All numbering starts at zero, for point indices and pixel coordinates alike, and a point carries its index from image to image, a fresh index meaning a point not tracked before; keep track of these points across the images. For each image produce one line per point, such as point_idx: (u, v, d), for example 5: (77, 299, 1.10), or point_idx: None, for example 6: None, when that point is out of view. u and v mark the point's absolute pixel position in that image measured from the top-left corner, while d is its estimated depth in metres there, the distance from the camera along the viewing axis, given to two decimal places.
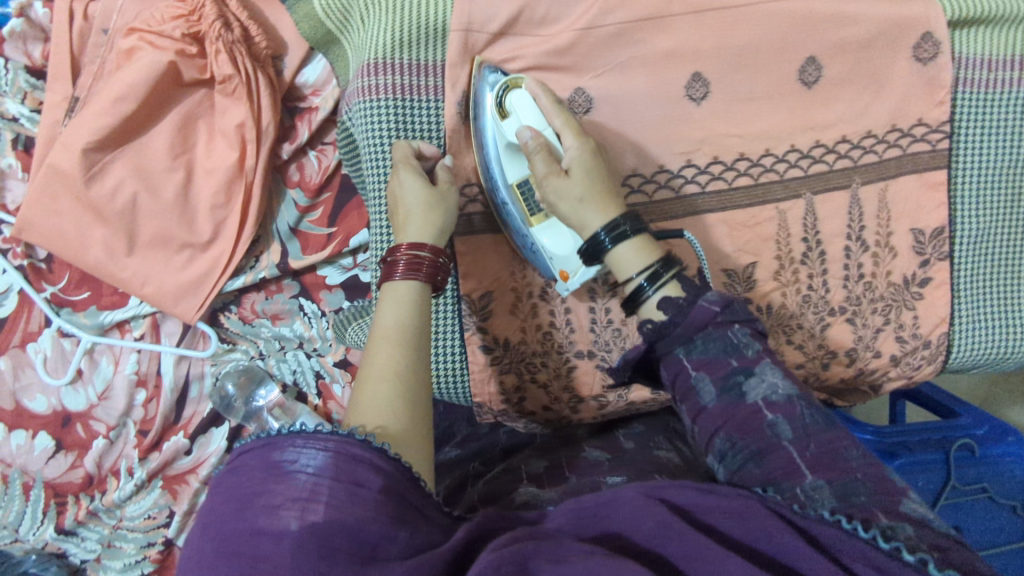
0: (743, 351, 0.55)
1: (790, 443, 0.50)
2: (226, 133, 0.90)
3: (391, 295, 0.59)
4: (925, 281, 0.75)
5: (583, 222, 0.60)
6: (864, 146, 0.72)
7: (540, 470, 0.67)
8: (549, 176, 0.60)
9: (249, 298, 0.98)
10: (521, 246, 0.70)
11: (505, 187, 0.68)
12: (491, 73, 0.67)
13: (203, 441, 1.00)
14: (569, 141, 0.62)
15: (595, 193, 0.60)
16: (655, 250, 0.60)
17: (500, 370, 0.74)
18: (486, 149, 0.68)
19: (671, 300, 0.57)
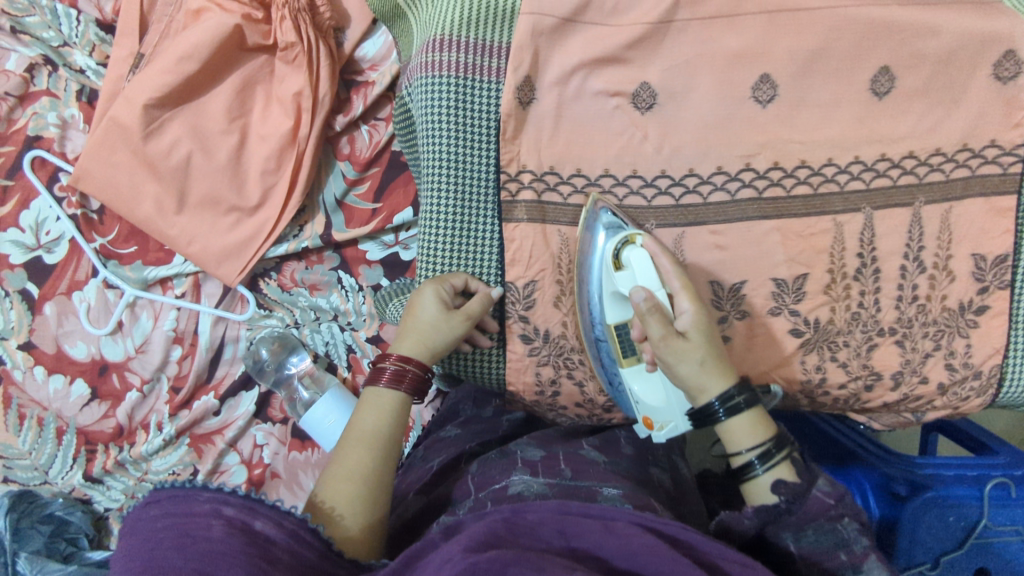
0: (853, 545, 0.57)
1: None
2: (283, 100, 0.91)
3: (375, 401, 0.68)
4: (982, 310, 0.72)
5: (701, 386, 0.61)
6: (932, 164, 0.70)
7: (538, 458, 0.70)
8: (664, 341, 0.61)
9: (289, 266, 0.99)
10: (608, 380, 0.72)
11: (602, 325, 0.69)
12: (606, 214, 0.69)
13: (233, 403, 1.01)
14: (683, 305, 0.62)
15: (710, 362, 0.61)
16: (773, 427, 0.61)
17: (538, 360, 0.74)
18: (589, 287, 0.69)
19: (788, 485, 0.57)
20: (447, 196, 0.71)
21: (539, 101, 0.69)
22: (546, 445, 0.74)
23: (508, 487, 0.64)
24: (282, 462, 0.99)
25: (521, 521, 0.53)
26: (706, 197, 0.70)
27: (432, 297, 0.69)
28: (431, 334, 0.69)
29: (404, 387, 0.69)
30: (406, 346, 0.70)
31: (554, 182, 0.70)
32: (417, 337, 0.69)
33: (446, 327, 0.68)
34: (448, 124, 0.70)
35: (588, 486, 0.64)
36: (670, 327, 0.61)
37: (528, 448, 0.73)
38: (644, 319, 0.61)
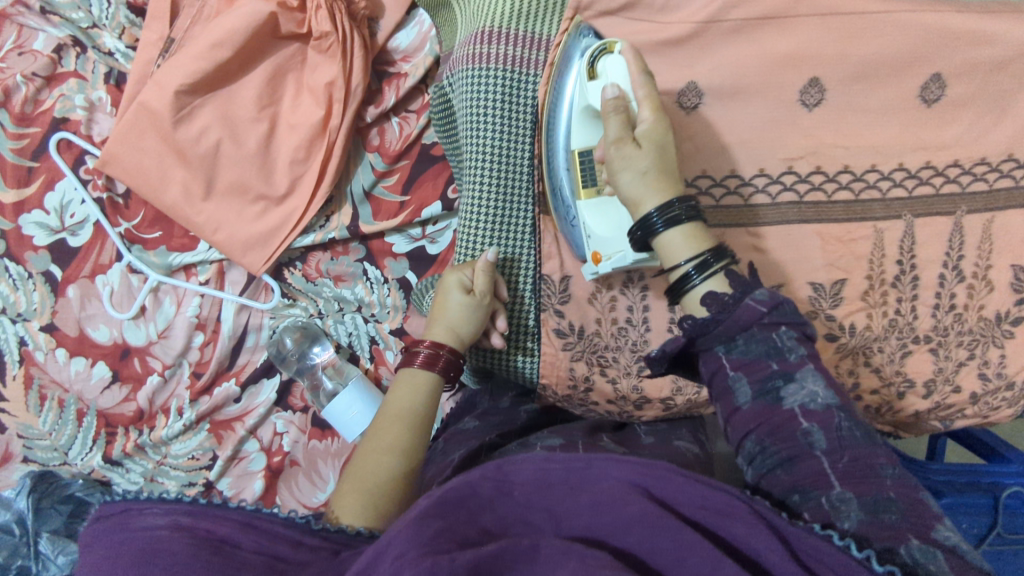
0: (787, 354, 0.54)
1: (824, 454, 0.50)
2: (315, 89, 0.90)
3: (408, 380, 0.69)
4: (1019, 320, 0.72)
5: (638, 201, 0.59)
6: (976, 173, 0.69)
7: (557, 445, 0.69)
8: (619, 143, 0.59)
9: (315, 256, 0.98)
10: (560, 215, 0.70)
11: (567, 152, 0.67)
12: (586, 36, 0.67)
13: (254, 390, 1.01)
14: (646, 113, 0.60)
15: (659, 171, 0.59)
16: (707, 239, 0.59)
17: (571, 356, 0.73)
18: (556, 115, 0.67)
19: (716, 296, 0.56)
20: (487, 188, 0.71)
21: None
22: (563, 433, 0.73)
23: None
24: (301, 450, 0.99)
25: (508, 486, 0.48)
26: (746, 200, 0.70)
27: (454, 279, 0.70)
28: (455, 321, 0.70)
29: (439, 370, 0.70)
30: (437, 334, 0.71)
31: None
32: (443, 323, 0.71)
33: (468, 310, 0.69)
34: (491, 118, 0.69)
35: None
36: (630, 133, 0.59)
37: (546, 437, 0.72)
38: (607, 124, 0.60)
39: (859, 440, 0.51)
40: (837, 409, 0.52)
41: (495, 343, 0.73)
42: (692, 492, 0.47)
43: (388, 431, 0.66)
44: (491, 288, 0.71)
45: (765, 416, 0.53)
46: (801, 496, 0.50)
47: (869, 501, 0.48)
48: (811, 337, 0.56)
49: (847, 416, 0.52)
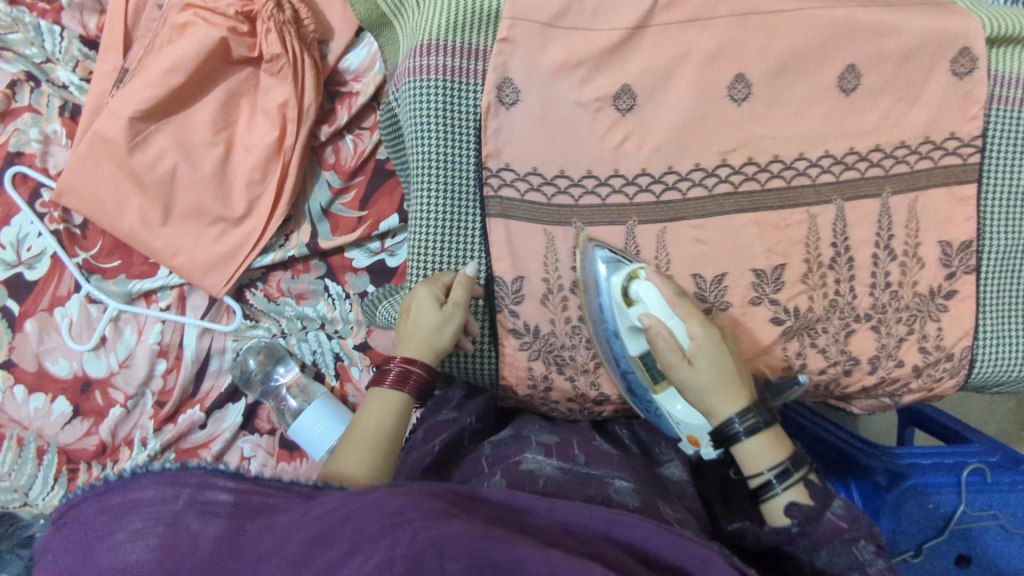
0: (868, 567, 0.56)
1: None
2: (268, 111, 0.92)
3: (378, 399, 0.66)
4: (951, 294, 0.75)
5: (711, 409, 0.64)
6: (897, 156, 0.73)
7: (552, 443, 0.71)
8: (675, 369, 0.64)
9: (275, 276, 0.99)
10: (644, 409, 0.72)
11: (626, 357, 0.69)
12: (603, 252, 0.70)
13: (219, 416, 1.00)
14: (695, 329, 0.64)
15: (718, 385, 0.63)
16: (782, 445, 0.64)
17: (529, 356, 0.73)
18: (604, 325, 0.70)
19: (799, 506, 0.60)
20: (435, 195, 0.72)
21: (523, 101, 0.70)
22: (558, 432, 0.74)
23: (521, 463, 0.65)
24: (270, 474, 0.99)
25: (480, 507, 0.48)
26: (685, 193, 0.73)
27: (425, 296, 0.68)
28: (430, 335, 0.68)
29: (410, 388, 0.67)
30: (408, 349, 0.68)
31: (538, 182, 0.72)
32: (419, 337, 0.68)
33: (447, 324, 0.68)
34: (435, 128, 0.71)
35: (599, 476, 0.64)
36: (682, 353, 0.64)
37: (540, 434, 0.73)
38: (660, 351, 0.64)
39: None
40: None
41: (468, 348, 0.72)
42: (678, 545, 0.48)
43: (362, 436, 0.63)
44: (467, 302, 0.70)
45: (838, 573, 0.57)
46: None
47: None
48: (883, 542, 0.59)
49: None
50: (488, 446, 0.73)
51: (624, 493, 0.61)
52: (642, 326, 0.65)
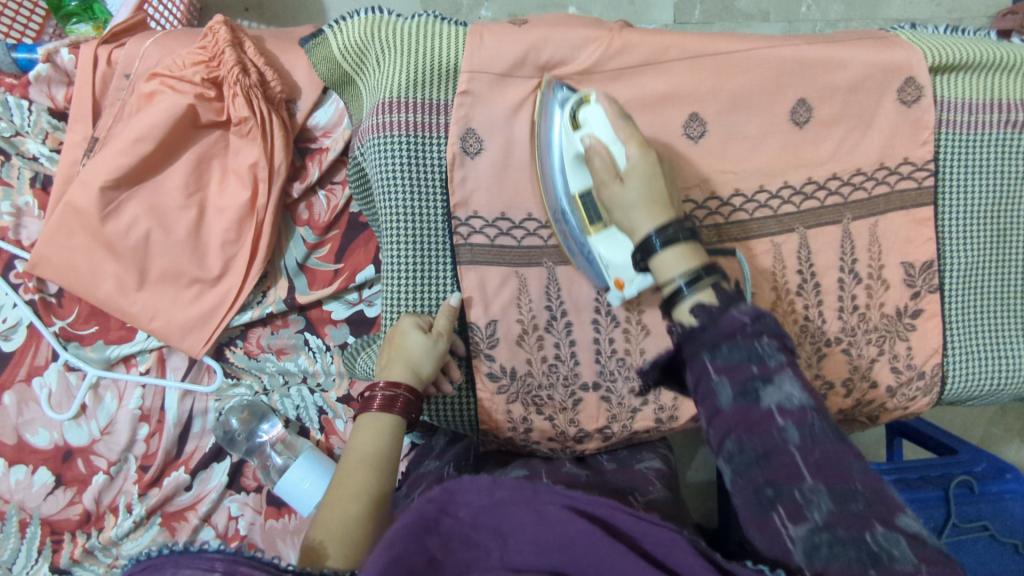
0: (766, 359, 0.52)
1: (797, 451, 0.49)
2: (239, 172, 0.93)
3: (373, 424, 0.67)
4: (917, 313, 0.77)
5: (635, 226, 0.63)
6: (854, 183, 0.76)
7: (522, 477, 0.69)
8: (606, 186, 0.64)
9: (255, 332, 0.99)
10: (576, 254, 0.72)
11: (567, 197, 0.70)
12: (560, 91, 0.70)
13: (205, 476, 1.00)
14: (632, 151, 0.64)
15: (649, 202, 0.63)
16: (701, 257, 0.60)
17: (508, 398, 0.73)
18: (550, 161, 0.70)
19: (703, 304, 0.56)
20: (404, 247, 0.72)
21: (486, 151, 0.72)
22: (529, 465, 0.74)
23: None
24: (259, 532, 0.98)
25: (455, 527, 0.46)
26: None
27: (410, 325, 0.70)
28: (412, 361, 0.68)
29: (399, 411, 0.67)
30: (392, 373, 0.69)
31: (507, 227, 0.73)
32: (402, 362, 0.68)
33: (431, 350, 0.69)
34: (401, 182, 0.71)
35: None
36: (615, 172, 0.64)
37: (511, 470, 0.72)
38: (595, 170, 0.65)
39: (830, 437, 0.50)
40: (812, 410, 0.51)
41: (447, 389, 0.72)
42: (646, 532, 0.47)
43: (352, 476, 0.64)
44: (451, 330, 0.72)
45: (735, 366, 0.53)
46: (775, 492, 0.49)
47: (839, 493, 0.47)
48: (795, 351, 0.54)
49: (823, 417, 0.51)
50: None
51: None
52: (583, 149, 0.66)
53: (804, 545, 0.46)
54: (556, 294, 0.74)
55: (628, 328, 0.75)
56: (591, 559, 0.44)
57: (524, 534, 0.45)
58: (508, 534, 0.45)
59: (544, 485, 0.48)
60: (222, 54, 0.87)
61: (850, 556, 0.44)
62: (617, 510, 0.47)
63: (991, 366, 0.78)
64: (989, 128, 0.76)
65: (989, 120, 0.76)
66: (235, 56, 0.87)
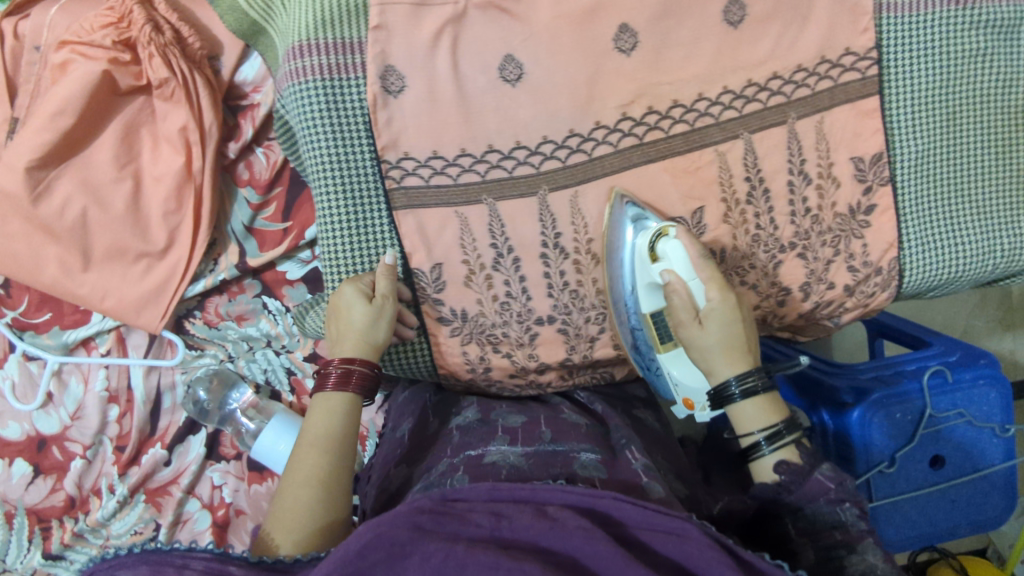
0: (850, 528, 0.57)
1: (837, 530, 0.57)
2: (170, 138, 0.89)
3: (324, 405, 0.67)
4: (870, 209, 0.75)
5: (712, 369, 0.66)
6: (796, 81, 0.73)
7: (517, 424, 0.73)
8: (684, 326, 0.66)
9: (212, 301, 0.97)
10: (642, 366, 0.75)
11: (638, 314, 0.72)
12: (633, 208, 0.72)
13: (182, 450, 0.99)
14: (711, 293, 0.65)
15: (726, 350, 0.65)
16: (781, 410, 0.65)
17: (462, 340, 0.72)
18: (622, 280, 0.72)
19: (788, 464, 0.61)
20: (335, 199, 0.69)
21: (410, 87, 0.69)
22: (526, 411, 0.76)
23: (483, 456, 0.67)
24: (244, 498, 0.99)
25: (456, 516, 0.53)
26: (591, 153, 0.72)
27: (351, 293, 0.67)
28: (364, 334, 0.67)
29: (353, 387, 0.67)
30: (345, 349, 0.68)
31: (441, 165, 0.70)
32: (353, 337, 0.67)
33: (378, 318, 0.67)
34: (323, 129, 0.68)
35: (564, 452, 0.67)
36: (695, 312, 0.66)
37: (508, 415, 0.74)
38: (674, 307, 0.67)
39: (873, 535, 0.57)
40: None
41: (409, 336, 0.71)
42: (651, 522, 0.52)
43: (308, 455, 0.64)
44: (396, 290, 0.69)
45: (818, 531, 0.58)
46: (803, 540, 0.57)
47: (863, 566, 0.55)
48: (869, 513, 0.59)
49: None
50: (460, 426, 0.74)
51: (590, 468, 0.64)
52: (662, 281, 0.68)
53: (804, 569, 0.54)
54: (499, 230, 0.72)
55: (579, 257, 0.73)
56: (587, 548, 0.50)
57: (524, 522, 0.52)
58: (504, 516, 0.52)
59: (544, 486, 0.55)
60: (131, 13, 0.83)
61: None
62: (619, 501, 0.53)
63: (947, 255, 0.77)
64: (933, 7, 0.72)
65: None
66: (145, 14, 0.83)
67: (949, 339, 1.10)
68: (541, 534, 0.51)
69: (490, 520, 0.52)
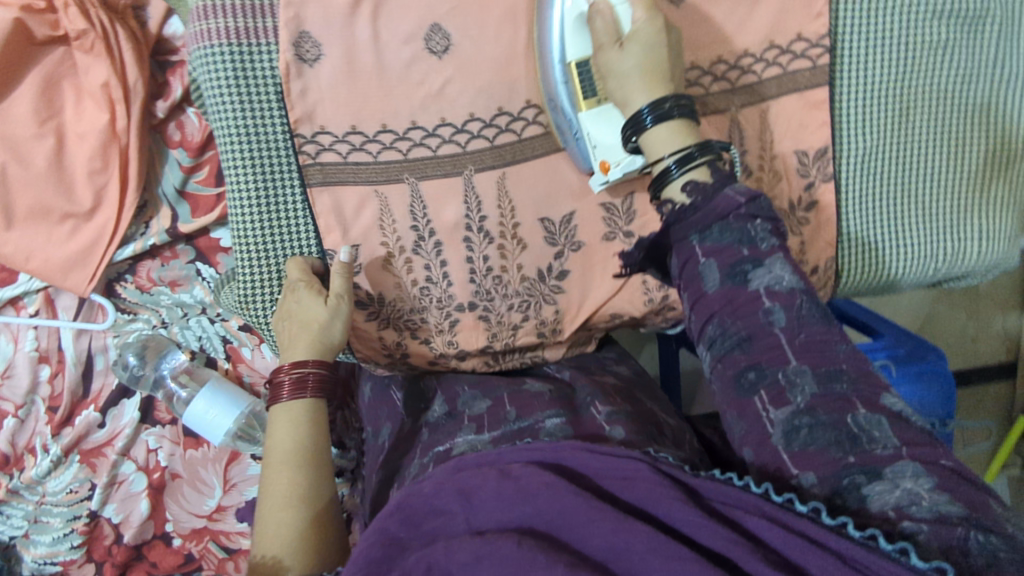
0: (757, 242, 0.53)
1: (781, 331, 0.50)
2: (93, 93, 0.84)
3: (286, 415, 0.66)
4: (811, 205, 0.72)
5: (628, 99, 0.61)
6: (742, 66, 0.69)
7: (483, 410, 0.68)
8: (604, 49, 0.61)
9: (144, 266, 0.95)
10: (564, 134, 0.67)
11: (560, 72, 0.64)
12: None
13: (116, 413, 0.97)
14: (637, 15, 0.60)
15: (644, 71, 0.60)
16: (694, 136, 0.60)
17: (379, 326, 0.71)
18: (547, 40, 0.65)
19: (698, 183, 0.56)
20: (245, 174, 0.66)
21: (327, 56, 0.65)
22: (490, 391, 0.71)
23: (451, 449, 0.63)
24: (180, 462, 0.99)
25: (420, 501, 0.50)
26: (520, 134, 0.68)
27: (306, 296, 0.65)
28: (318, 333, 0.66)
29: (312, 392, 0.66)
30: (298, 353, 0.66)
31: (359, 141, 0.67)
32: (309, 338, 0.66)
33: (336, 315, 0.66)
34: (231, 98, 0.64)
35: (531, 430, 0.63)
36: (617, 35, 0.60)
37: (474, 402, 0.70)
38: (595, 33, 0.61)
39: (818, 316, 0.51)
40: (800, 292, 0.52)
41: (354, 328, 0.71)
42: (602, 463, 0.48)
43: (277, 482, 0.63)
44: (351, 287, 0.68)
45: (726, 248, 0.54)
46: (757, 372, 0.50)
47: (822, 373, 0.49)
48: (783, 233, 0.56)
49: (811, 299, 0.52)
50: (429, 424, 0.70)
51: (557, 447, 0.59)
52: (585, 7, 0.61)
53: (783, 426, 0.48)
54: (421, 212, 0.69)
55: (503, 243, 0.70)
56: (556, 506, 0.45)
57: (486, 492, 0.48)
58: (472, 491, 0.48)
59: (505, 449, 0.52)
60: None
61: (830, 438, 0.46)
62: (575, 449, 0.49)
63: (886, 255, 0.74)
64: None
65: None
66: None
67: (904, 329, 1.07)
68: (507, 502, 0.47)
69: (459, 502, 0.48)
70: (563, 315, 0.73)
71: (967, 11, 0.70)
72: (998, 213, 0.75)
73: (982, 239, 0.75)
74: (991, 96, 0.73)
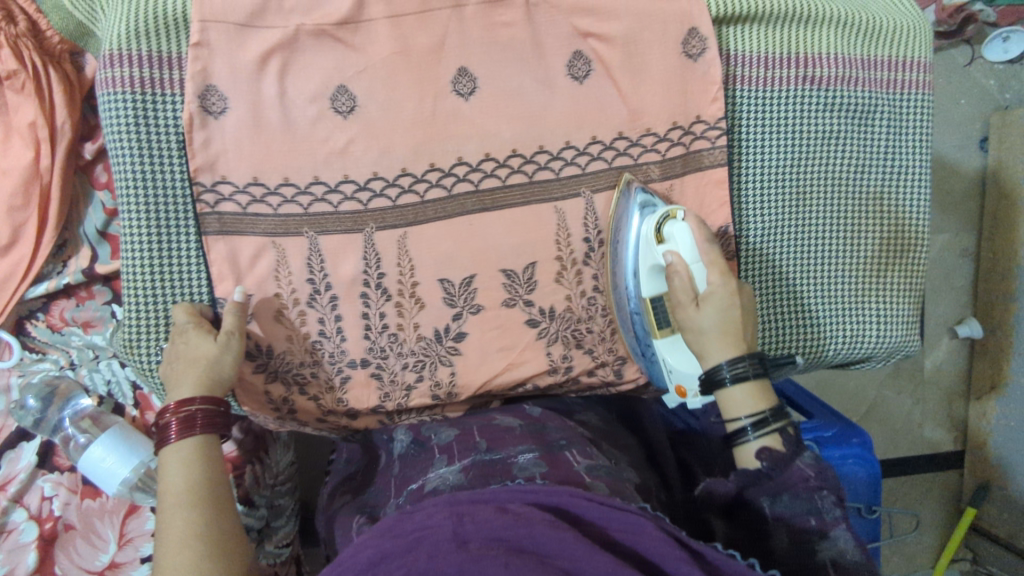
0: (825, 514, 0.52)
1: (834, 574, 0.50)
2: (19, 131, 0.84)
3: (175, 458, 0.60)
4: None
5: (706, 352, 0.62)
6: (644, 144, 0.71)
7: (451, 440, 0.68)
8: (682, 306, 0.63)
9: (57, 305, 0.93)
10: (638, 351, 0.73)
11: (637, 298, 0.70)
12: (640, 194, 0.69)
13: (13, 457, 0.91)
14: (713, 277, 0.62)
15: (724, 333, 0.61)
16: (770, 399, 0.59)
17: (266, 380, 0.70)
18: (624, 266, 0.71)
19: (771, 451, 0.56)
20: (140, 217, 0.66)
21: (232, 108, 0.66)
22: (458, 424, 0.72)
23: (425, 485, 0.60)
24: (75, 513, 0.90)
25: (409, 521, 0.45)
26: (423, 195, 0.69)
27: (195, 337, 0.64)
28: (204, 371, 0.63)
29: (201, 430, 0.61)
30: (179, 395, 0.62)
31: (260, 193, 0.67)
32: (193, 376, 0.63)
33: (225, 353, 0.64)
34: (130, 144, 0.65)
35: (503, 459, 0.60)
36: (694, 294, 0.63)
37: (440, 431, 0.71)
38: (674, 290, 0.64)
39: (865, 568, 0.50)
40: (838, 495, 0.53)
41: (254, 386, 0.70)
42: (606, 517, 0.45)
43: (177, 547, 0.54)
44: (244, 328, 0.67)
45: (795, 516, 0.52)
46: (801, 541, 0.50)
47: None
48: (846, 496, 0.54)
49: (873, 570, 0.50)
50: (399, 464, 0.70)
51: (531, 467, 0.57)
52: (664, 263, 0.66)
53: None
54: (318, 265, 0.69)
55: (401, 301, 0.70)
56: (553, 535, 0.41)
57: (482, 516, 0.43)
58: (464, 514, 0.44)
59: (499, 489, 0.47)
60: None
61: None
62: (576, 498, 0.46)
63: (787, 335, 0.75)
64: (785, 85, 0.72)
65: (784, 76, 0.72)
66: None
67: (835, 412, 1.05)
68: (498, 529, 0.42)
69: (452, 520, 0.43)
70: (459, 378, 0.72)
71: (855, 106, 0.74)
72: (892, 298, 0.77)
73: (877, 324, 0.77)
74: (881, 189, 0.77)
